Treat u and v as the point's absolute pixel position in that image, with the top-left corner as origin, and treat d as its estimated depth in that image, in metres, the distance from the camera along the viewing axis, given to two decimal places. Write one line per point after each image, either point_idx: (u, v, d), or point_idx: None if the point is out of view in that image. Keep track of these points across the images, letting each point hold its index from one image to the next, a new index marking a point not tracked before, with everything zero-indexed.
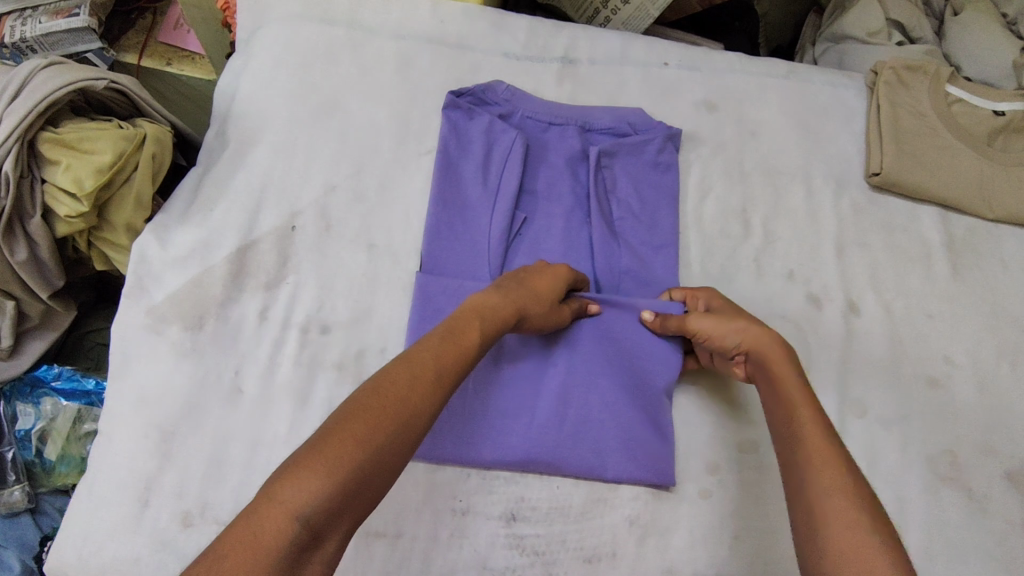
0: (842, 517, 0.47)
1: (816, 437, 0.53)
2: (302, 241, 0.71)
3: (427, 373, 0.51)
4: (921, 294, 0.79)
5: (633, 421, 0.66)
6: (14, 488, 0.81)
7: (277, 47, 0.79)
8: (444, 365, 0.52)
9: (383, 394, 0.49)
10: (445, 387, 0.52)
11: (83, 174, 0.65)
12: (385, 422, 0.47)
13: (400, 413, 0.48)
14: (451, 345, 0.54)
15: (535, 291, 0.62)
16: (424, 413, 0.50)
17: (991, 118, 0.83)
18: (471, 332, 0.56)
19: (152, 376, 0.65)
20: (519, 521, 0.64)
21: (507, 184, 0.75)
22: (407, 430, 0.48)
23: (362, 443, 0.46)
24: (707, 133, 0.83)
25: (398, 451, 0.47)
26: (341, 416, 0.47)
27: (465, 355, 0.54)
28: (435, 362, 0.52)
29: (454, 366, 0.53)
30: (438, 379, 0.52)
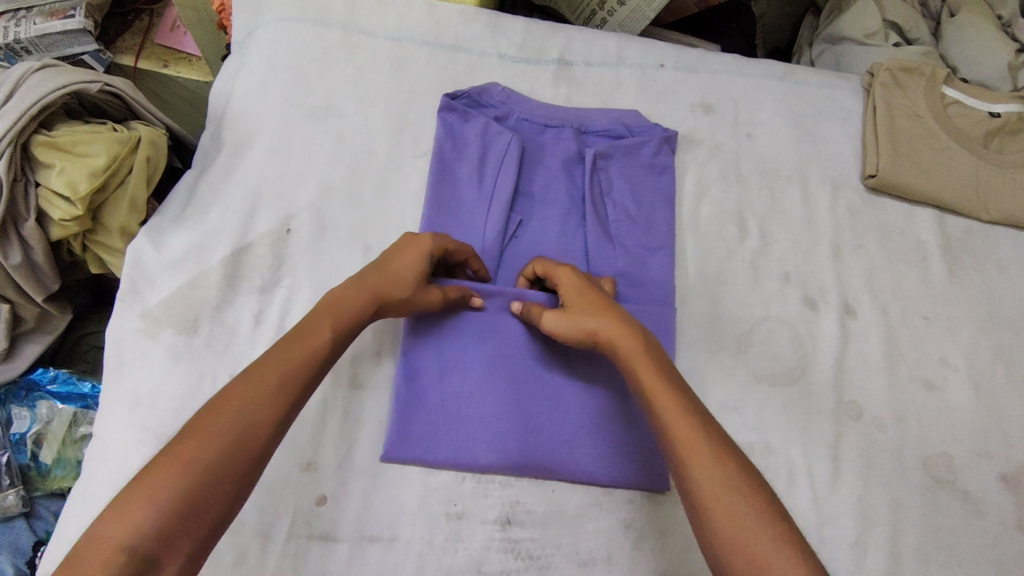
0: (717, 503, 0.49)
1: (677, 427, 0.53)
2: (296, 244, 0.71)
3: (268, 381, 0.52)
4: (917, 297, 0.79)
5: (626, 425, 0.67)
6: (7, 492, 0.81)
7: (272, 49, 0.79)
8: (287, 369, 0.53)
9: (213, 410, 0.50)
10: (290, 393, 0.53)
11: (77, 177, 0.65)
12: (215, 437, 0.48)
13: (233, 424, 0.49)
14: (295, 348, 0.55)
15: (394, 272, 0.62)
16: (262, 417, 0.51)
17: (988, 120, 0.83)
18: (318, 332, 0.56)
19: (147, 380, 0.64)
20: (514, 524, 0.63)
21: (502, 187, 0.75)
22: (243, 441, 0.49)
23: (190, 462, 0.47)
24: (704, 135, 0.83)
25: (234, 461, 0.48)
26: (172, 440, 0.49)
27: (311, 356, 0.55)
28: (276, 368, 0.53)
29: (299, 369, 0.54)
30: (278, 385, 0.52)
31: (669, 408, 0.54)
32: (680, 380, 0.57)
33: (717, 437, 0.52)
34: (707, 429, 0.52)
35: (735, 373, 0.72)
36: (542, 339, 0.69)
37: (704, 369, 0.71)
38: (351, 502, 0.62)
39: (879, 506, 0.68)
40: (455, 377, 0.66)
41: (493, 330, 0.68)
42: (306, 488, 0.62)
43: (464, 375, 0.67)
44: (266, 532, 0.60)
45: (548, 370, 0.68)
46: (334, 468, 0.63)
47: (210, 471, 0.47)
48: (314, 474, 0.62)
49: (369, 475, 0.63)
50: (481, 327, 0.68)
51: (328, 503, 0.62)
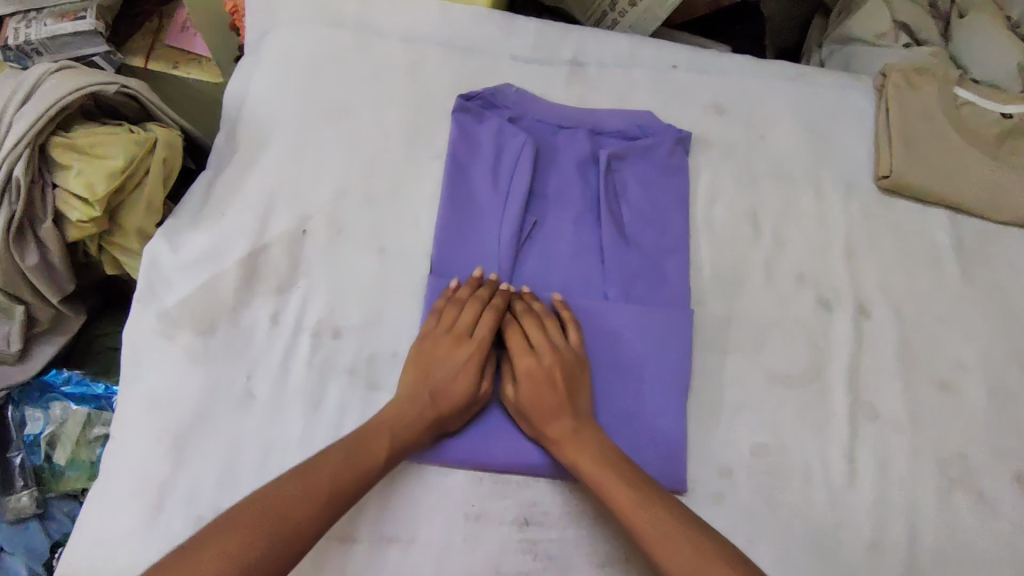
0: None
1: (626, 507, 0.58)
2: (312, 245, 0.71)
3: (320, 491, 0.55)
4: (930, 297, 0.79)
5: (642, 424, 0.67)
6: (21, 493, 0.82)
7: (286, 50, 0.79)
8: (341, 482, 0.56)
9: (259, 509, 0.53)
10: (338, 505, 0.56)
11: (95, 179, 0.65)
12: (254, 539, 0.51)
13: (277, 522, 0.53)
14: (352, 459, 0.58)
15: (452, 370, 0.64)
16: (304, 525, 0.54)
17: (999, 122, 0.84)
18: (378, 444, 0.59)
19: (165, 382, 0.65)
20: (532, 525, 0.64)
21: (517, 188, 0.75)
22: (285, 547, 0.52)
23: (227, 559, 0.50)
24: (717, 137, 0.83)
25: (271, 564, 0.51)
26: (213, 527, 0.52)
27: (365, 470, 0.58)
28: (329, 478, 0.56)
29: (352, 480, 0.57)
30: (318, 491, 0.55)
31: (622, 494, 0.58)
32: (627, 460, 0.61)
33: (658, 517, 0.57)
34: (665, 517, 0.57)
35: (749, 374, 0.72)
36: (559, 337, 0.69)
37: (719, 370, 0.72)
38: (369, 503, 0.62)
39: (894, 507, 0.69)
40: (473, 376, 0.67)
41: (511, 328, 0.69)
42: None
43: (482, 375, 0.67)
44: None
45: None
46: None
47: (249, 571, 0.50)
48: None
49: (387, 476, 0.63)
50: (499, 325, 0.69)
51: None
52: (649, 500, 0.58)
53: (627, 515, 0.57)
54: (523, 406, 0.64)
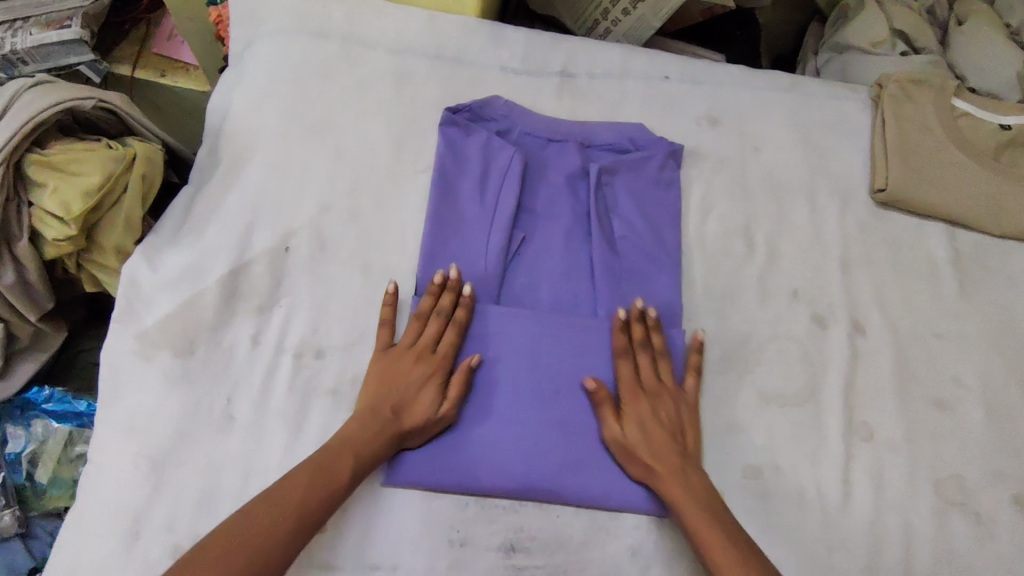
0: None
1: (714, 536, 0.58)
2: (295, 263, 0.70)
3: (280, 527, 0.54)
4: (927, 313, 0.77)
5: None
6: (3, 512, 0.80)
7: (271, 62, 0.78)
8: (303, 513, 0.55)
9: (215, 546, 0.52)
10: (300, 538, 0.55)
11: (70, 197, 0.63)
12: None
13: (234, 563, 0.51)
14: (310, 492, 0.56)
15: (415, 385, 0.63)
16: (261, 557, 0.52)
17: (998, 133, 0.82)
18: (341, 471, 0.58)
19: (142, 404, 0.63)
20: (519, 551, 0.62)
21: (505, 202, 0.73)
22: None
23: None
24: (710, 149, 0.81)
25: None
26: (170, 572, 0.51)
27: (326, 502, 0.57)
28: (289, 516, 0.54)
29: (313, 512, 0.56)
30: (274, 528, 0.54)
31: (720, 549, 0.57)
32: (724, 509, 0.61)
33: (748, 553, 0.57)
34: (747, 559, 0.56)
35: (742, 394, 0.70)
36: (548, 357, 0.67)
37: (711, 389, 0.70)
38: (352, 530, 0.61)
39: (889, 530, 0.67)
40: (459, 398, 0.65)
41: (499, 347, 0.67)
42: None
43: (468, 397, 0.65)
44: None
45: (555, 391, 0.66)
46: None
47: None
48: None
49: (370, 501, 0.62)
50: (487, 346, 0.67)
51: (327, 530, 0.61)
52: (738, 558, 0.56)
53: (712, 564, 0.57)
54: (628, 444, 0.63)
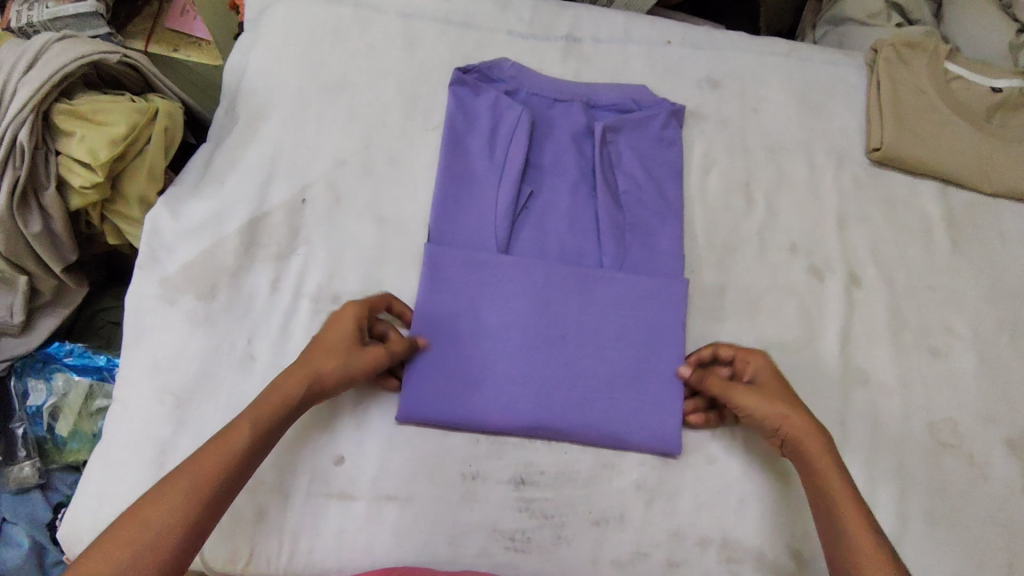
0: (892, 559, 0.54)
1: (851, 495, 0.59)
2: (311, 214, 0.72)
3: (177, 491, 0.51)
4: (922, 267, 0.80)
5: (636, 384, 0.69)
6: (24, 463, 0.83)
7: (287, 25, 0.81)
8: (202, 472, 0.52)
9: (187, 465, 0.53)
10: (201, 501, 0.51)
11: (98, 145, 0.66)
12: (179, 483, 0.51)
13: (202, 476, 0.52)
14: (209, 456, 0.53)
15: (326, 347, 0.61)
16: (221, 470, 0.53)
17: (989, 95, 0.85)
18: (236, 431, 0.55)
19: (166, 344, 0.66)
20: (528, 484, 0.65)
21: (513, 158, 0.76)
22: (145, 558, 0.48)
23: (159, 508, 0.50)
24: (711, 110, 0.84)
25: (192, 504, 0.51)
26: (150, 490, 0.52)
27: (229, 461, 0.54)
28: (188, 479, 0.52)
29: (214, 473, 0.53)
30: (173, 496, 0.50)
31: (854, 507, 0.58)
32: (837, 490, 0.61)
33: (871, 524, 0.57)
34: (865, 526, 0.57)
35: (741, 340, 0.73)
36: (556, 305, 0.70)
37: (712, 336, 0.73)
38: (368, 462, 0.63)
39: (884, 469, 0.70)
40: (469, 342, 0.68)
41: (509, 295, 0.70)
42: (324, 448, 0.63)
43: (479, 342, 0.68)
44: (286, 491, 0.62)
45: (561, 337, 0.69)
46: (352, 430, 0.64)
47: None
48: (331, 435, 0.64)
49: (386, 437, 0.64)
50: (496, 294, 0.70)
51: (344, 463, 0.63)
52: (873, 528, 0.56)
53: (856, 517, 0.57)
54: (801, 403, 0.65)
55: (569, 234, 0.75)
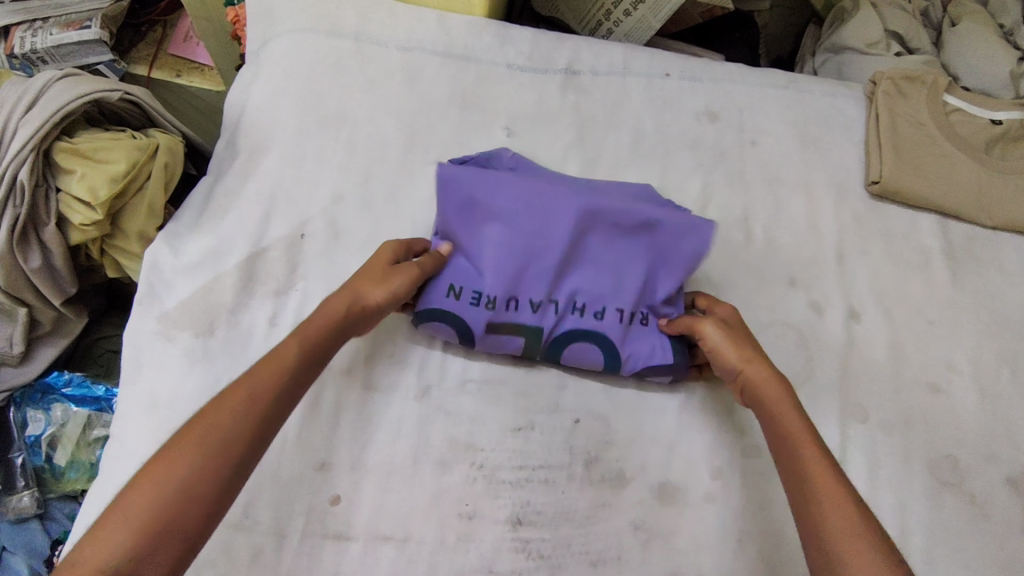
0: (832, 493, 0.52)
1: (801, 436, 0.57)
2: (310, 249, 0.72)
3: (233, 401, 0.52)
4: (921, 301, 0.80)
5: (653, 292, 0.70)
6: (22, 493, 0.83)
7: (288, 59, 0.81)
8: (256, 389, 0.53)
9: (219, 403, 0.52)
10: (256, 411, 0.52)
11: (97, 183, 0.66)
12: (223, 418, 0.51)
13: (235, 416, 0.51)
14: (262, 372, 0.54)
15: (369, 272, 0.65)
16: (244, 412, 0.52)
17: (989, 127, 0.85)
18: (284, 350, 0.57)
19: (164, 381, 0.66)
20: (525, 524, 0.64)
21: (510, 229, 0.71)
22: (205, 469, 0.49)
23: (195, 450, 0.49)
24: (710, 143, 0.84)
25: (232, 442, 0.50)
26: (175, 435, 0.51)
27: (278, 374, 0.55)
28: (244, 393, 0.53)
29: (267, 388, 0.54)
30: (207, 431, 0.50)
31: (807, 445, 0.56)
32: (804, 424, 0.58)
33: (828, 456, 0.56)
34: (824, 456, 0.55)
35: None
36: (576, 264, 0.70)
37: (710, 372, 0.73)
38: (364, 502, 0.63)
39: (886, 507, 0.69)
40: (498, 247, 0.68)
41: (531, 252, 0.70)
42: (320, 487, 0.63)
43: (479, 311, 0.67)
44: (281, 532, 0.62)
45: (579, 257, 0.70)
46: (348, 470, 0.64)
47: (178, 497, 0.47)
48: (328, 474, 0.64)
49: (383, 476, 0.64)
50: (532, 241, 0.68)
51: (341, 503, 0.63)
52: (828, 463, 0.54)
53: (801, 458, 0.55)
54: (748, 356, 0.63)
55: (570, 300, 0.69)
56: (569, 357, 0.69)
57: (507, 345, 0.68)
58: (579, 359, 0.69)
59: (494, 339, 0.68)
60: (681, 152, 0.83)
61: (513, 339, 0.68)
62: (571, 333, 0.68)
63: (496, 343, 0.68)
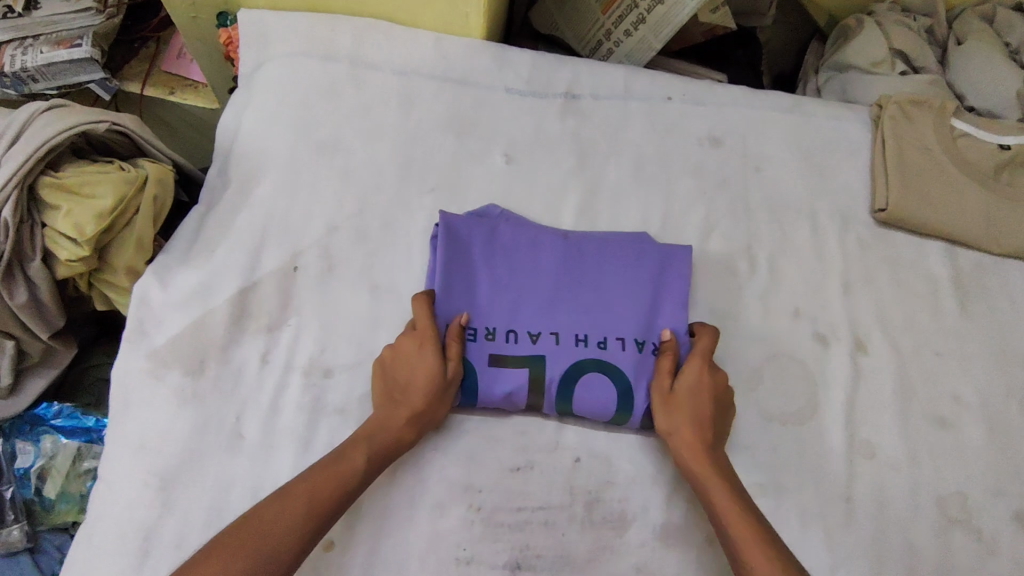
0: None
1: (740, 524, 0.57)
2: (304, 282, 0.71)
3: (297, 506, 0.55)
4: (927, 332, 0.78)
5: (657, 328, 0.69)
6: (12, 527, 0.82)
7: (281, 86, 0.80)
8: (313, 495, 0.56)
9: (284, 507, 0.55)
10: (317, 515, 0.55)
11: (84, 219, 0.64)
12: (287, 519, 0.54)
13: (292, 518, 0.54)
14: (319, 480, 0.57)
15: (407, 377, 0.63)
16: (303, 519, 0.54)
17: (997, 153, 0.84)
18: (351, 458, 0.58)
19: (153, 422, 0.64)
20: (525, 569, 0.62)
21: (506, 280, 0.70)
22: (264, 570, 0.52)
23: (258, 551, 0.52)
24: (712, 169, 0.83)
25: (294, 541, 0.54)
26: (235, 529, 0.54)
27: (338, 483, 0.57)
28: (301, 500, 0.55)
29: (329, 492, 0.56)
30: (268, 533, 0.53)
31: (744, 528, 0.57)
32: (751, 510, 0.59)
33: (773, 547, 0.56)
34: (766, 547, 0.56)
35: (746, 412, 0.71)
36: (574, 291, 0.70)
37: None
38: (359, 547, 0.62)
39: (894, 547, 0.67)
40: (498, 293, 0.70)
41: (529, 284, 0.70)
42: None
43: (478, 345, 0.67)
44: None
45: (579, 295, 0.70)
46: (341, 512, 0.62)
47: None
48: None
49: (378, 520, 0.63)
50: (525, 275, 0.70)
51: (335, 548, 0.61)
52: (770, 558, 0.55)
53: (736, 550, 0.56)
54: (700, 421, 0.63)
55: (573, 356, 0.67)
56: (580, 398, 0.66)
57: (509, 382, 0.66)
58: (591, 401, 0.66)
59: (495, 373, 0.66)
60: (683, 178, 0.81)
61: (515, 371, 0.66)
62: (579, 365, 0.67)
63: (497, 380, 0.66)
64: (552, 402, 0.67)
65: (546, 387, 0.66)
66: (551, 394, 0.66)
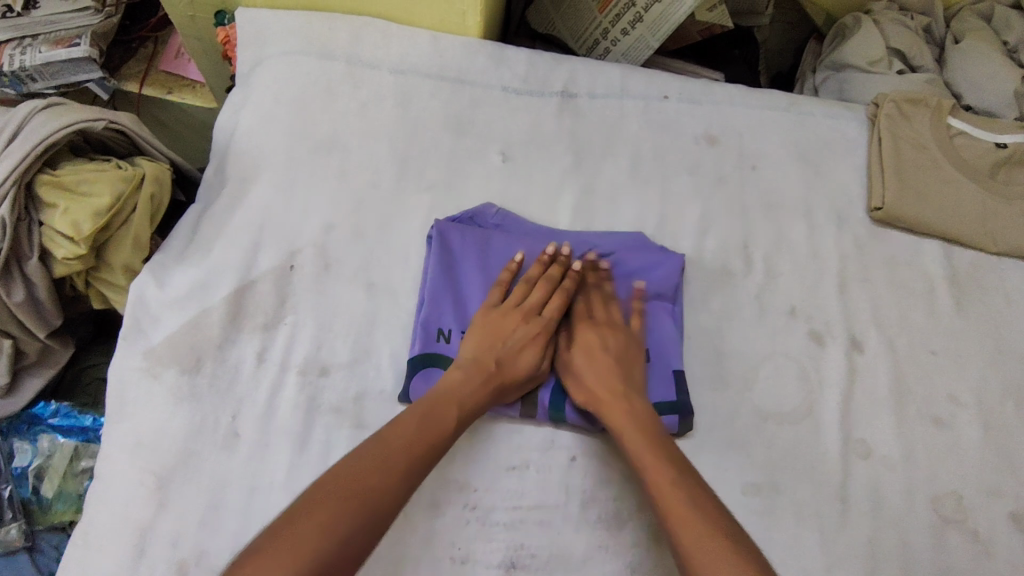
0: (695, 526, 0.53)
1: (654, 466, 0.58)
2: (300, 281, 0.71)
3: (380, 468, 0.54)
4: (923, 332, 0.78)
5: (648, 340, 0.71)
6: (10, 526, 0.82)
7: (278, 85, 0.80)
8: (392, 457, 0.55)
9: (360, 469, 0.53)
10: (399, 475, 0.54)
11: (80, 217, 0.64)
12: (378, 486, 0.53)
13: (371, 483, 0.53)
14: (418, 435, 0.57)
15: (507, 351, 0.65)
16: (391, 482, 0.54)
17: (994, 151, 0.83)
18: (443, 420, 0.59)
19: (149, 422, 0.64)
20: (519, 569, 0.62)
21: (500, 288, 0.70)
22: (351, 532, 0.50)
23: (331, 520, 0.50)
24: (709, 168, 0.83)
25: (384, 505, 0.53)
26: (306, 499, 0.51)
27: (432, 443, 0.58)
28: (383, 456, 0.55)
29: (415, 453, 0.56)
30: (357, 496, 0.52)
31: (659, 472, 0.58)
32: (674, 451, 0.60)
33: (699, 490, 0.56)
34: (692, 489, 0.56)
35: (742, 411, 0.71)
36: (567, 302, 0.70)
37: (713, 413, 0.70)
38: None
39: (888, 546, 0.67)
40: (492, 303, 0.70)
41: (524, 294, 0.70)
42: None
43: None
44: None
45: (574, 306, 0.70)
46: None
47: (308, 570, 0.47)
48: None
49: None
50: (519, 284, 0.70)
51: None
52: (694, 497, 0.55)
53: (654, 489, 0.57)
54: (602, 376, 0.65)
55: (565, 367, 0.68)
56: (574, 408, 0.67)
57: None
58: (583, 411, 0.67)
59: None
60: (679, 178, 0.81)
61: None
62: (571, 376, 0.68)
63: None
64: (546, 411, 0.67)
65: (539, 396, 0.67)
66: (545, 405, 0.67)
